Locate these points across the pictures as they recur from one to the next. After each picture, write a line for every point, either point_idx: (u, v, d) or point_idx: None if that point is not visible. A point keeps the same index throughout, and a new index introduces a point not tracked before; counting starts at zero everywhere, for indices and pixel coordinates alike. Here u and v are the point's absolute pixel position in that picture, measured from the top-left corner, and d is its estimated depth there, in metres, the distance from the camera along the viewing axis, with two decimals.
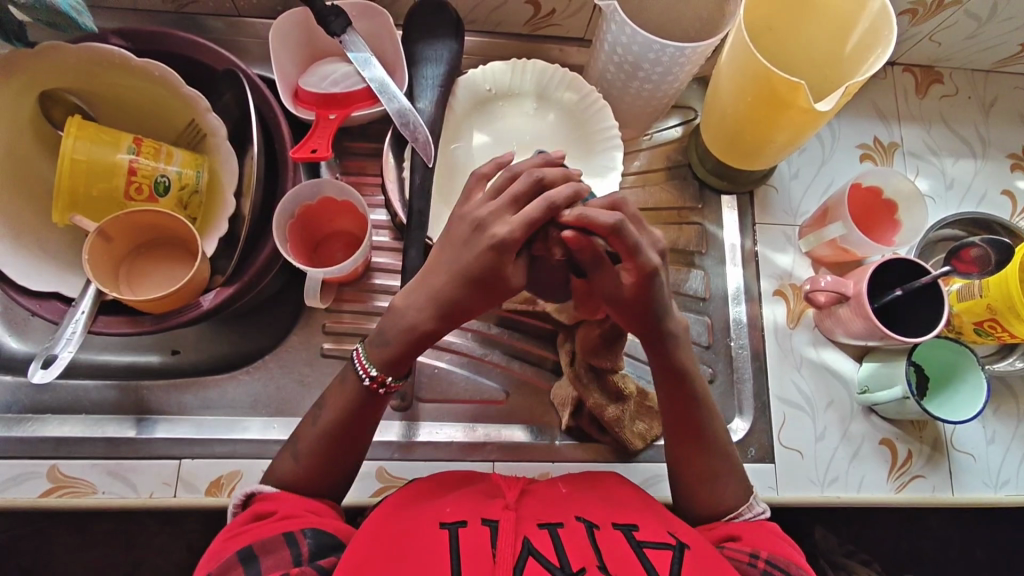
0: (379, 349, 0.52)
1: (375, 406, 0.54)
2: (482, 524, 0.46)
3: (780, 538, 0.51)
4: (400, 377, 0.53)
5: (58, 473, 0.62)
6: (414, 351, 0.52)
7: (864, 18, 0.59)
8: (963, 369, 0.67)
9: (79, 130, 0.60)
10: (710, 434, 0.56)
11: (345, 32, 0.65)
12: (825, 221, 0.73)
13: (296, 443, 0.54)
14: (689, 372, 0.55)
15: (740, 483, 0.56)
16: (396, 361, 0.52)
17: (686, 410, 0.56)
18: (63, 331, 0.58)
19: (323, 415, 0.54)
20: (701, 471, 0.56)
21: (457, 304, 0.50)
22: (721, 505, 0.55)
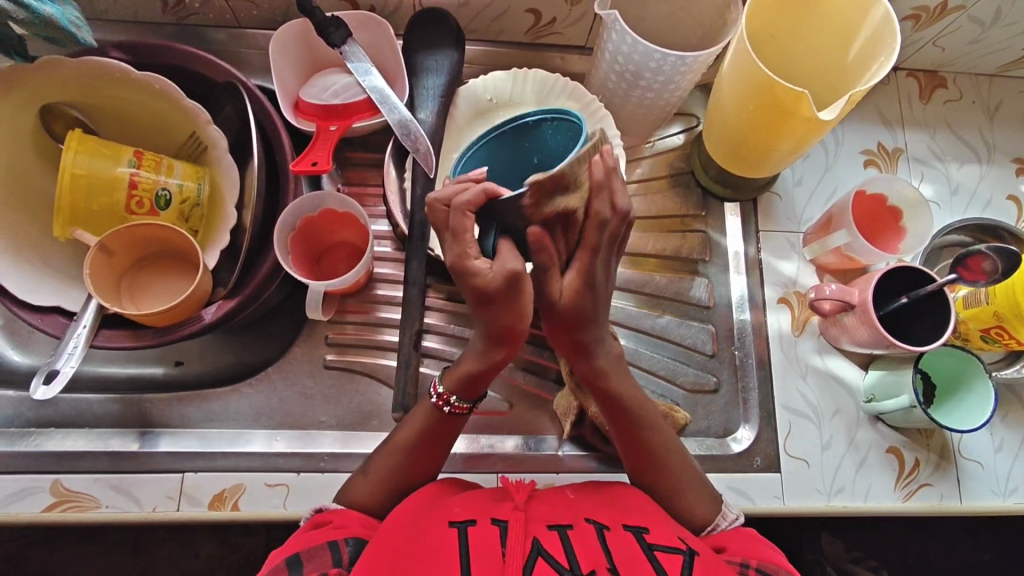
0: (452, 373, 0.53)
1: (446, 427, 0.55)
2: (491, 525, 0.46)
3: (759, 541, 0.51)
4: (467, 400, 0.54)
5: (61, 488, 0.61)
6: (482, 378, 0.52)
7: (866, 26, 0.59)
8: (970, 383, 0.66)
9: (79, 145, 0.59)
10: (665, 452, 0.56)
11: (345, 42, 0.65)
12: (829, 229, 0.72)
13: (368, 461, 0.55)
14: (620, 394, 0.54)
15: (709, 497, 0.55)
16: (468, 386, 0.53)
17: (630, 429, 0.55)
18: (66, 345, 0.57)
19: (399, 433, 0.55)
20: (664, 485, 0.55)
21: (512, 329, 0.48)
22: (694, 520, 0.54)
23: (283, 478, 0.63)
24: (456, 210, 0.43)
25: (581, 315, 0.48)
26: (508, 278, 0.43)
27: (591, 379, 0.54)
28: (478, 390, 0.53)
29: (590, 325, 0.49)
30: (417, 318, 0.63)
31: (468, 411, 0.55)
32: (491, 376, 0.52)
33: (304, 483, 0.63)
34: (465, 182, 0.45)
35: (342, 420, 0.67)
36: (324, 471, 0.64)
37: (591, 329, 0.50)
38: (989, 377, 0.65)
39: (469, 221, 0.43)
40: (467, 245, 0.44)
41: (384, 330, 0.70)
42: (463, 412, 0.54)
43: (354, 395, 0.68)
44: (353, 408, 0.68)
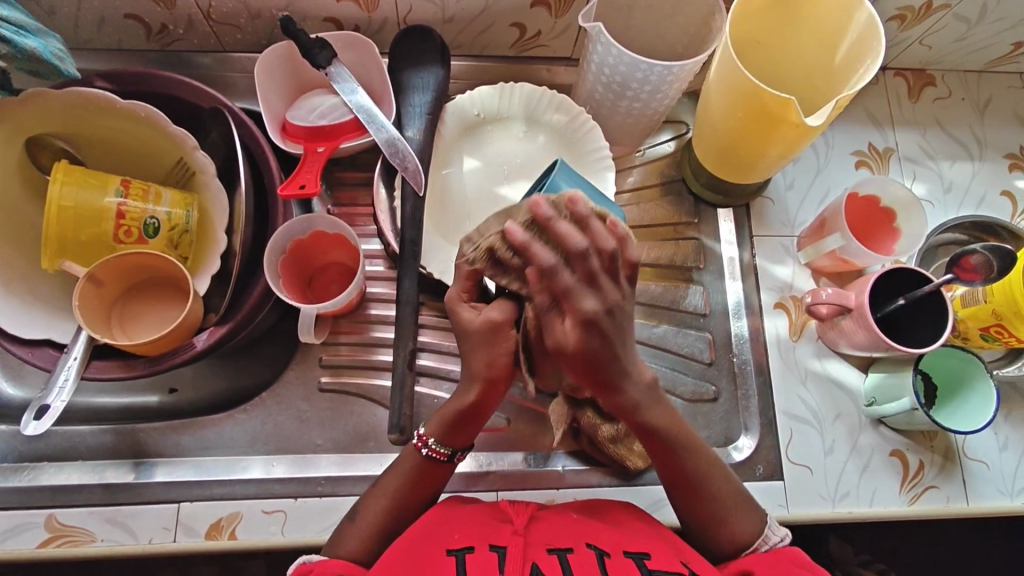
0: (434, 416, 0.53)
1: (431, 473, 0.54)
2: (490, 551, 0.45)
3: (796, 567, 0.50)
4: (447, 447, 0.53)
5: (56, 522, 0.61)
6: (467, 426, 0.52)
7: (852, 28, 0.58)
8: (965, 392, 0.66)
9: (65, 175, 0.59)
10: (706, 482, 0.54)
11: (331, 64, 0.65)
12: (823, 232, 0.72)
13: (358, 505, 0.54)
14: (659, 427, 0.49)
15: (753, 516, 0.55)
16: (447, 429, 0.52)
17: (675, 462, 0.52)
18: (57, 378, 0.57)
19: (388, 476, 0.55)
20: (710, 515, 0.54)
21: (495, 376, 0.49)
22: (736, 541, 0.54)
23: (280, 505, 0.63)
24: (464, 262, 0.47)
25: (593, 356, 0.41)
26: (489, 326, 0.47)
27: (625, 412, 0.48)
28: (462, 438, 0.53)
29: (609, 360, 0.42)
30: (411, 337, 0.63)
31: (449, 459, 0.54)
32: (475, 422, 0.52)
33: (301, 508, 0.63)
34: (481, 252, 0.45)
35: (339, 442, 0.67)
36: (322, 495, 0.63)
37: (616, 364, 0.43)
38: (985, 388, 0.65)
39: (469, 272, 0.47)
40: (463, 291, 0.49)
41: (379, 350, 0.70)
42: (441, 457, 0.54)
43: (350, 416, 0.68)
44: (350, 430, 0.67)
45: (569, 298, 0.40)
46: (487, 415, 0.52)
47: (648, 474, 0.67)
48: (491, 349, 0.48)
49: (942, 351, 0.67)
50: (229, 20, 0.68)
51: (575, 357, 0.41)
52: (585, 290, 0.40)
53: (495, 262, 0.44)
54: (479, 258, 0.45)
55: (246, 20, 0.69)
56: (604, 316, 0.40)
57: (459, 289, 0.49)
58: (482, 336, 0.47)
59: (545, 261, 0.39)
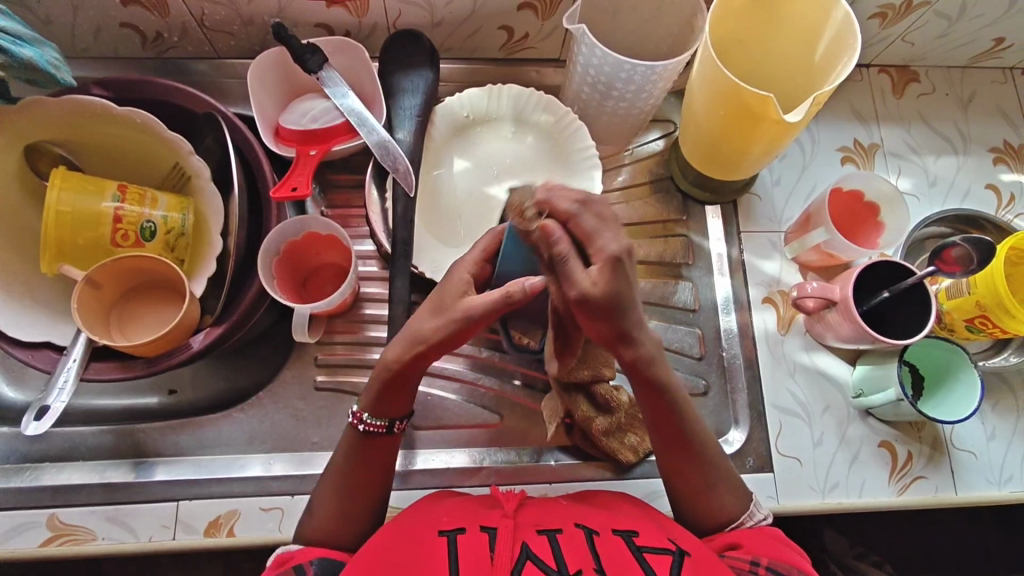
0: (366, 389, 0.54)
1: (370, 449, 0.55)
2: (481, 531, 0.46)
3: (783, 544, 0.51)
4: (382, 418, 0.54)
5: (57, 522, 0.62)
6: (396, 391, 0.53)
7: (830, 25, 0.60)
8: (947, 387, 0.67)
9: (63, 181, 0.60)
10: (699, 448, 0.55)
11: (322, 68, 0.66)
12: (808, 227, 0.73)
13: (314, 492, 0.55)
14: (663, 380, 0.52)
15: (735, 492, 0.56)
16: (379, 401, 0.53)
17: (671, 421, 0.54)
18: (56, 380, 0.58)
19: (332, 462, 0.56)
20: (696, 483, 0.55)
21: (430, 347, 0.50)
22: (720, 516, 0.55)
23: (277, 502, 0.64)
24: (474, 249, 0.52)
25: (616, 303, 0.43)
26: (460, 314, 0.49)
27: (639, 366, 0.50)
28: (393, 407, 0.54)
29: (625, 312, 0.45)
30: (404, 336, 0.64)
31: (390, 431, 0.55)
32: (403, 391, 0.53)
33: (298, 505, 0.64)
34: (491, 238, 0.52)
35: (335, 440, 0.68)
36: None
37: (629, 314, 0.45)
38: (966, 386, 0.66)
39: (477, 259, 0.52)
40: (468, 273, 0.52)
41: (373, 349, 0.71)
42: (382, 430, 0.54)
43: (346, 414, 0.69)
44: (346, 427, 0.68)
45: (593, 240, 0.42)
46: (415, 386, 0.54)
47: (640, 467, 0.68)
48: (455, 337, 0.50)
49: (930, 343, 0.67)
50: (223, 27, 0.70)
51: (600, 305, 0.43)
52: (609, 232, 0.43)
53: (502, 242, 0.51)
54: (490, 245, 0.52)
55: (238, 27, 0.70)
56: (627, 258, 0.43)
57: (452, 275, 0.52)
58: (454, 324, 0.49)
59: (568, 209, 0.42)
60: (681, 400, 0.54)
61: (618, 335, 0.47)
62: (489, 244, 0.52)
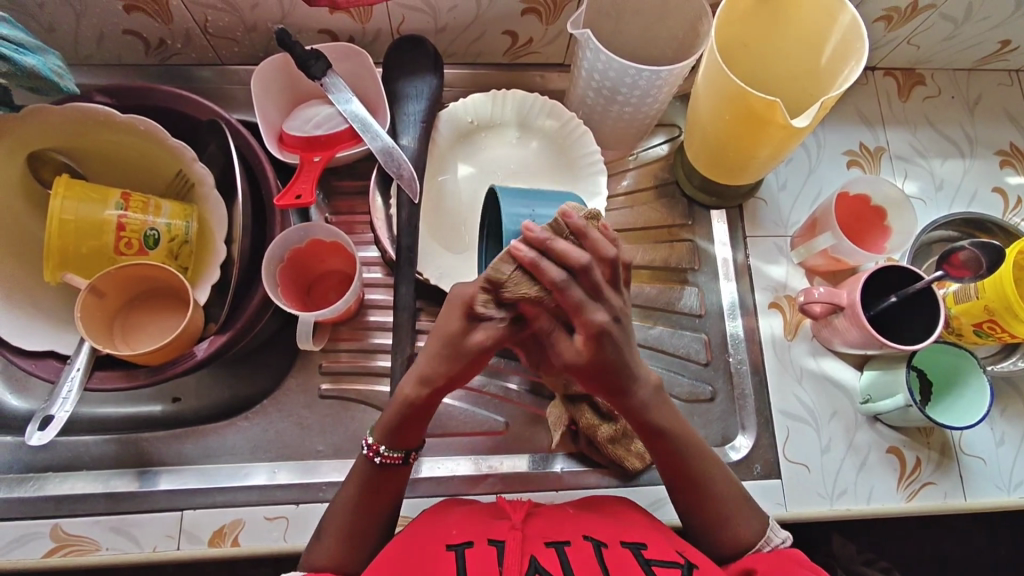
0: (381, 421, 0.53)
1: (388, 479, 0.54)
2: (488, 545, 0.45)
3: (795, 564, 0.50)
4: (398, 450, 0.54)
5: (61, 532, 0.62)
6: (413, 421, 0.52)
7: (836, 29, 0.59)
8: (956, 395, 0.66)
9: (66, 190, 0.60)
10: (709, 480, 0.55)
11: (325, 74, 0.66)
12: (814, 231, 0.72)
13: (324, 519, 0.54)
14: (665, 425, 0.53)
15: (753, 516, 0.55)
16: (394, 433, 0.53)
17: (677, 458, 0.54)
18: (60, 389, 0.58)
19: (342, 492, 0.55)
20: (712, 512, 0.54)
21: (447, 378, 0.50)
22: (739, 542, 0.54)
23: (282, 511, 0.63)
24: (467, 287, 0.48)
25: (604, 367, 0.47)
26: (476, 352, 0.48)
27: (638, 414, 0.52)
28: (410, 437, 0.53)
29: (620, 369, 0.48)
30: (409, 343, 0.64)
31: (404, 461, 0.54)
32: (422, 421, 0.53)
33: (303, 514, 0.63)
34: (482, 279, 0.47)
35: (340, 448, 0.67)
36: (324, 501, 0.64)
37: (626, 373, 0.48)
38: (977, 394, 0.65)
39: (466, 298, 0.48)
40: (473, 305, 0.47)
41: (378, 356, 0.70)
42: (397, 462, 0.54)
43: (351, 422, 0.68)
44: (351, 435, 0.68)
45: (599, 295, 0.45)
46: (431, 418, 0.53)
47: (647, 474, 0.67)
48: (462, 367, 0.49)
49: (937, 350, 0.67)
50: (226, 34, 0.70)
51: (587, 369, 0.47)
52: (611, 292, 0.46)
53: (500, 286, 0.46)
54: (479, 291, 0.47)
55: (242, 33, 0.70)
56: (615, 329, 0.46)
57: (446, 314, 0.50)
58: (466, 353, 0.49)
59: (579, 259, 0.43)
60: (686, 439, 0.54)
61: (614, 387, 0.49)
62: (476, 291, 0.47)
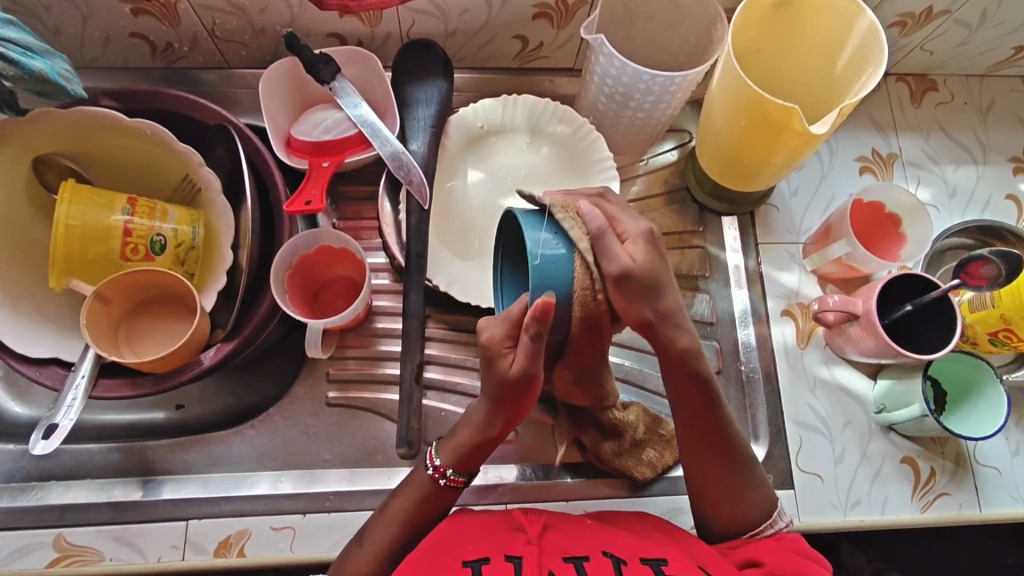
0: (449, 445, 0.54)
1: (445, 499, 0.55)
2: (506, 561, 0.45)
3: (809, 561, 0.49)
4: (463, 474, 0.54)
5: (64, 542, 0.61)
6: (482, 450, 0.54)
7: (853, 36, 0.59)
8: (987, 417, 0.64)
9: (72, 195, 0.59)
10: (733, 455, 0.54)
11: (335, 78, 0.65)
12: (828, 239, 0.72)
13: (365, 528, 0.54)
14: (701, 369, 0.53)
15: (764, 493, 0.55)
16: (465, 459, 0.53)
17: (704, 413, 0.54)
18: (64, 398, 0.57)
19: (391, 506, 0.54)
20: (732, 486, 0.54)
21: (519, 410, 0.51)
22: (746, 519, 0.54)
23: (289, 521, 0.62)
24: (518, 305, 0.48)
25: (654, 281, 0.49)
26: (524, 373, 0.47)
27: (684, 359, 0.52)
28: (476, 463, 0.54)
29: (664, 291, 0.50)
30: (418, 350, 0.63)
31: (465, 484, 0.55)
32: (488, 450, 0.54)
33: (310, 525, 0.62)
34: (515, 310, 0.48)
35: (347, 457, 0.66)
36: (331, 511, 0.63)
37: (663, 296, 0.50)
38: (1001, 411, 0.63)
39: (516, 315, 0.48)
40: (506, 335, 0.49)
41: (385, 363, 0.69)
42: (459, 486, 0.54)
43: (358, 431, 0.67)
44: (358, 444, 0.67)
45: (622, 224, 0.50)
46: (496, 444, 0.55)
47: (658, 485, 0.66)
48: (517, 397, 0.49)
49: (966, 365, 0.66)
50: (234, 37, 0.69)
51: (641, 277, 0.48)
52: (630, 217, 0.51)
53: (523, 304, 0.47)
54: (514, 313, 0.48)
55: (249, 37, 0.69)
56: (656, 237, 0.51)
57: (493, 321, 0.50)
58: (513, 385, 0.48)
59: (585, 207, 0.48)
60: (720, 399, 0.54)
61: (653, 319, 0.50)
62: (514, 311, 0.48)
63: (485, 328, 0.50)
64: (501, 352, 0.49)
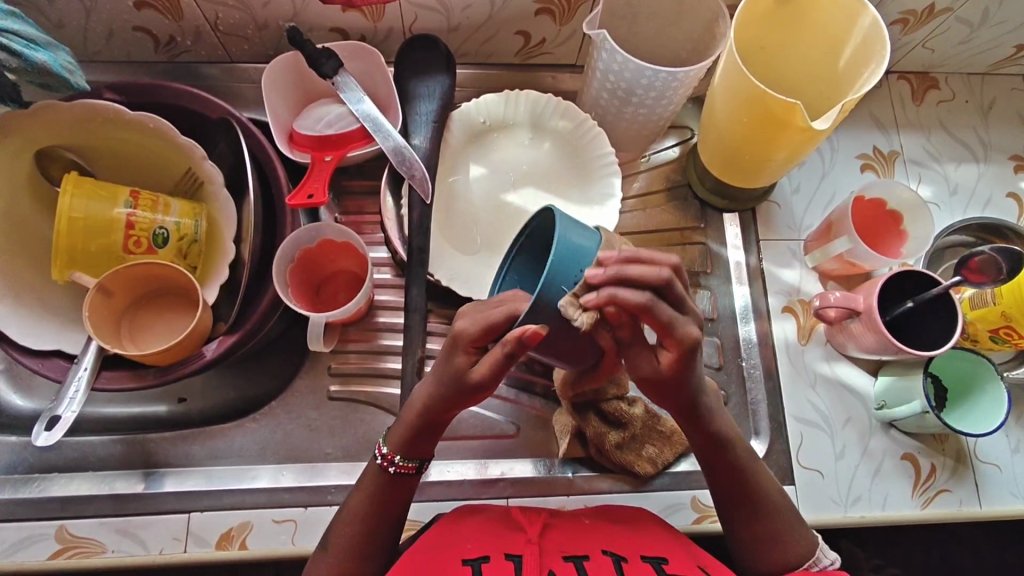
0: (398, 431, 0.53)
1: (396, 491, 0.54)
2: (506, 560, 0.46)
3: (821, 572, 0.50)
4: (413, 459, 0.53)
5: (66, 534, 0.61)
6: (428, 435, 0.52)
7: (856, 33, 0.59)
8: (982, 419, 0.64)
9: (75, 187, 0.59)
10: (767, 500, 0.55)
11: (337, 73, 0.65)
12: (829, 236, 0.72)
13: (329, 532, 0.54)
14: (725, 434, 0.54)
15: (803, 535, 0.54)
16: (410, 443, 0.52)
17: (733, 470, 0.55)
18: (67, 390, 0.57)
19: (350, 502, 0.54)
20: (764, 530, 0.54)
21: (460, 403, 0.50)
22: (787, 560, 0.53)
23: (290, 514, 0.62)
24: (502, 310, 0.45)
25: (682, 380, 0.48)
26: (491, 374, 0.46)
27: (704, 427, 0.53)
28: (424, 448, 0.53)
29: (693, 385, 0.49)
30: (419, 345, 0.64)
31: (418, 470, 0.54)
32: (437, 434, 0.53)
33: (312, 517, 0.62)
34: (495, 315, 0.45)
35: (348, 450, 0.66)
36: (332, 504, 0.63)
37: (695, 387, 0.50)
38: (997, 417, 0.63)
39: (500, 321, 0.45)
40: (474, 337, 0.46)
41: (387, 358, 0.70)
42: (410, 472, 0.54)
43: (359, 424, 0.68)
44: (360, 438, 0.67)
45: (671, 331, 0.44)
46: (445, 428, 0.53)
47: (659, 480, 0.66)
48: (467, 395, 0.48)
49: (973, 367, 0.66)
50: (237, 32, 0.69)
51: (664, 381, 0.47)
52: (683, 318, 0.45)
53: (516, 317, 0.44)
54: (499, 320, 0.45)
55: (252, 31, 0.69)
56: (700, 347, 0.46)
57: (471, 313, 0.47)
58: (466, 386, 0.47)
59: (638, 301, 0.42)
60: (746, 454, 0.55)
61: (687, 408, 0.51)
62: (498, 319, 0.45)
63: (461, 320, 0.47)
64: (466, 350, 0.47)
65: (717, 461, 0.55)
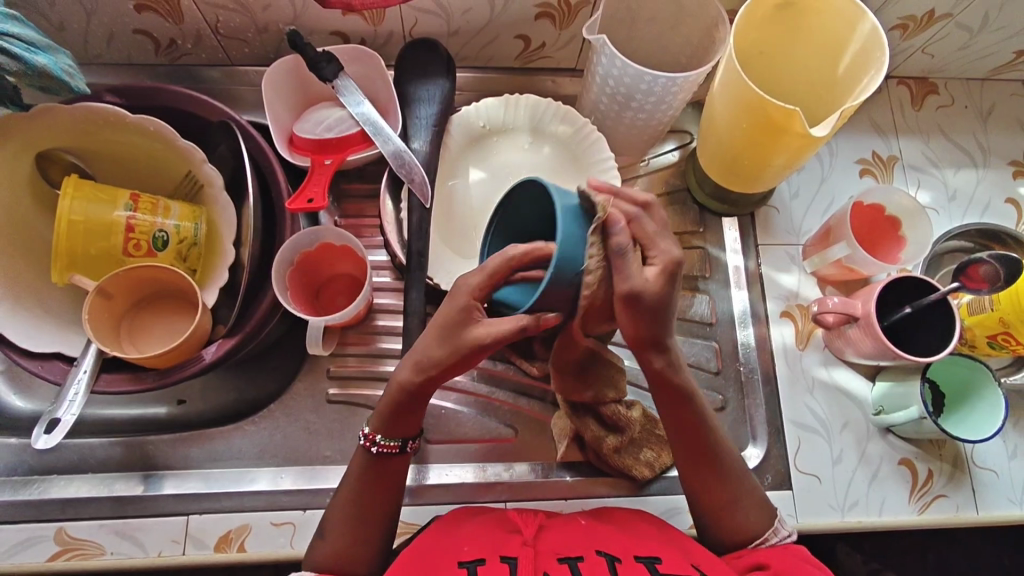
0: (381, 408, 0.53)
1: (389, 467, 0.54)
2: (502, 561, 0.46)
3: (806, 564, 0.50)
4: (395, 439, 0.53)
5: (65, 536, 0.61)
6: (413, 412, 0.53)
7: (855, 40, 0.59)
8: (974, 427, 0.64)
9: (75, 190, 0.59)
10: (722, 465, 0.55)
11: (337, 77, 0.65)
12: (828, 241, 0.72)
13: (324, 520, 0.54)
14: (687, 390, 0.53)
15: (761, 510, 0.55)
16: (394, 420, 0.53)
17: (695, 429, 0.54)
18: (67, 392, 0.57)
19: (341, 490, 0.54)
20: (717, 499, 0.54)
21: (444, 372, 0.50)
22: (742, 533, 0.54)
23: (289, 517, 0.63)
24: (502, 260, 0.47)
25: (664, 304, 0.48)
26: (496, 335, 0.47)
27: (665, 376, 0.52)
28: (408, 428, 0.53)
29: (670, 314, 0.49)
30: None
31: (402, 451, 0.54)
32: (418, 411, 0.53)
33: (310, 520, 0.63)
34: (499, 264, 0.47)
35: (347, 453, 0.67)
36: None
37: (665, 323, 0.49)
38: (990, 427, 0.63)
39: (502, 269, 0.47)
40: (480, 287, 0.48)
41: (385, 361, 0.70)
42: (393, 452, 0.53)
43: (358, 428, 0.68)
44: (358, 441, 0.67)
45: (653, 245, 0.48)
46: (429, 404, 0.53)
47: (657, 484, 0.67)
48: (455, 360, 0.49)
49: (974, 378, 0.66)
50: (237, 35, 0.69)
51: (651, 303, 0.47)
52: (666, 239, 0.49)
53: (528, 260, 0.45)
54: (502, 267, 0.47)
55: (253, 34, 0.69)
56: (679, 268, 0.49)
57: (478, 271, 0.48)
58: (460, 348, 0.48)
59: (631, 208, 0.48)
60: (709, 415, 0.55)
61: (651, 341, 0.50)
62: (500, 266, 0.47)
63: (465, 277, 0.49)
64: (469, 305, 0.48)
65: (679, 414, 0.54)
